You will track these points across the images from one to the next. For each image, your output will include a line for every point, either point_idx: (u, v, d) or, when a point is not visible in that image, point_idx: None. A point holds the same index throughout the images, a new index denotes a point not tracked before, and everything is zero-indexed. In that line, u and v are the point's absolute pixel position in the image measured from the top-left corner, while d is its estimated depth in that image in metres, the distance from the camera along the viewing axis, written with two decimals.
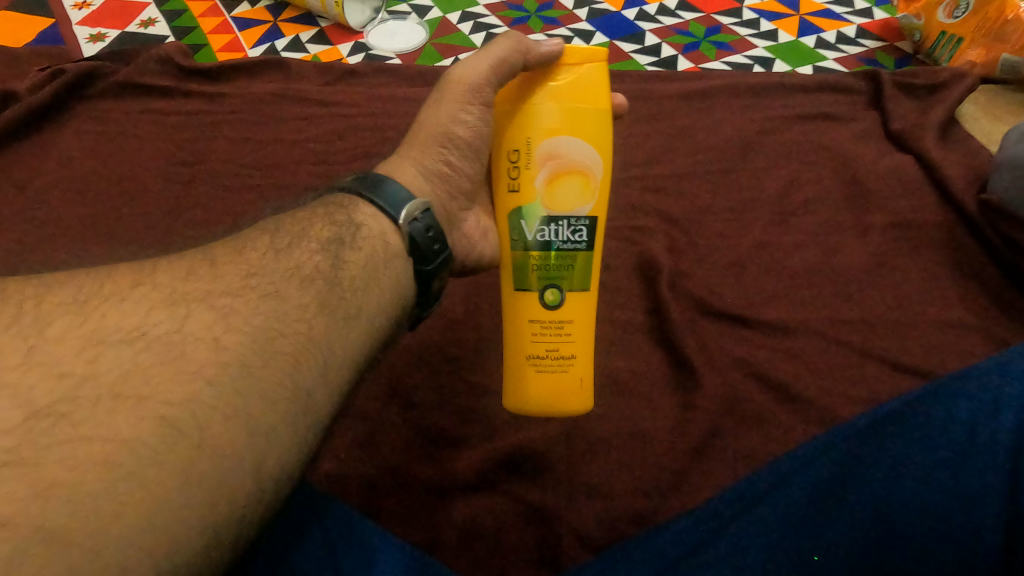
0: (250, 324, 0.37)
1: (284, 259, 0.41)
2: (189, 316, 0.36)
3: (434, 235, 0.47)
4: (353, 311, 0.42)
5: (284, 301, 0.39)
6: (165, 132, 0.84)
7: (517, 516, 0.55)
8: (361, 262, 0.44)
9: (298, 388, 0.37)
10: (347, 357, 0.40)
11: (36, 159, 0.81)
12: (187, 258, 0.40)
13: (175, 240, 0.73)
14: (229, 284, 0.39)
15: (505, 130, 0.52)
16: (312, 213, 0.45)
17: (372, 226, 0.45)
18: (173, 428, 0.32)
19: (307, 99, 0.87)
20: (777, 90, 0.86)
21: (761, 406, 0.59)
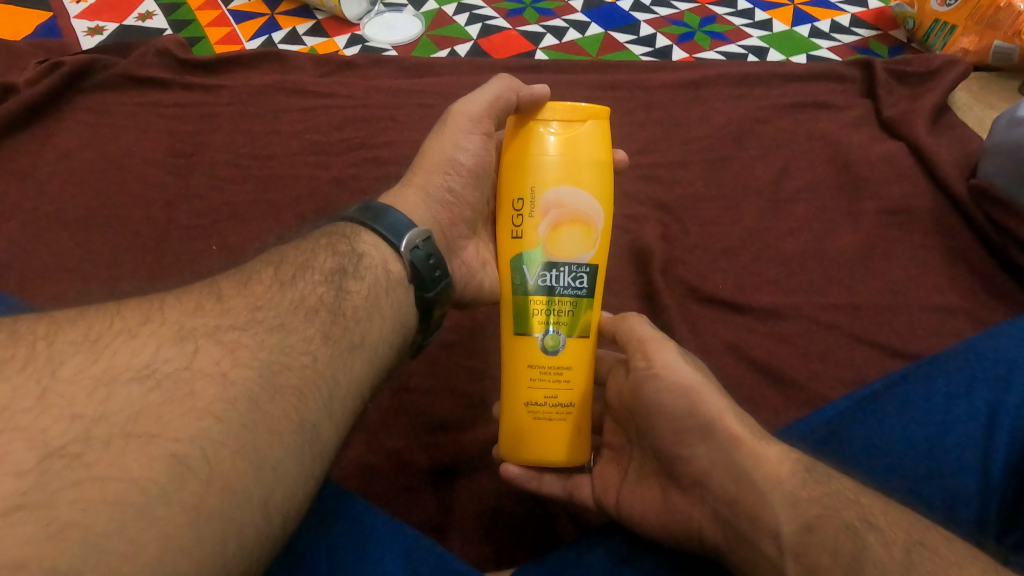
0: (257, 358, 0.36)
1: (288, 293, 0.41)
2: (198, 351, 0.34)
3: (435, 263, 0.47)
4: (357, 341, 0.42)
5: (290, 334, 0.38)
6: (164, 124, 0.84)
7: (513, 499, 0.56)
8: (365, 293, 0.44)
9: (303, 420, 0.36)
10: (351, 389, 0.40)
11: (36, 151, 0.82)
12: (193, 291, 0.39)
13: (177, 232, 0.74)
14: (236, 317, 0.38)
15: (506, 176, 0.51)
16: (316, 245, 0.45)
17: (374, 255, 0.46)
18: (180, 465, 0.30)
19: (304, 90, 0.87)
20: (771, 79, 0.86)
21: (751, 389, 0.61)
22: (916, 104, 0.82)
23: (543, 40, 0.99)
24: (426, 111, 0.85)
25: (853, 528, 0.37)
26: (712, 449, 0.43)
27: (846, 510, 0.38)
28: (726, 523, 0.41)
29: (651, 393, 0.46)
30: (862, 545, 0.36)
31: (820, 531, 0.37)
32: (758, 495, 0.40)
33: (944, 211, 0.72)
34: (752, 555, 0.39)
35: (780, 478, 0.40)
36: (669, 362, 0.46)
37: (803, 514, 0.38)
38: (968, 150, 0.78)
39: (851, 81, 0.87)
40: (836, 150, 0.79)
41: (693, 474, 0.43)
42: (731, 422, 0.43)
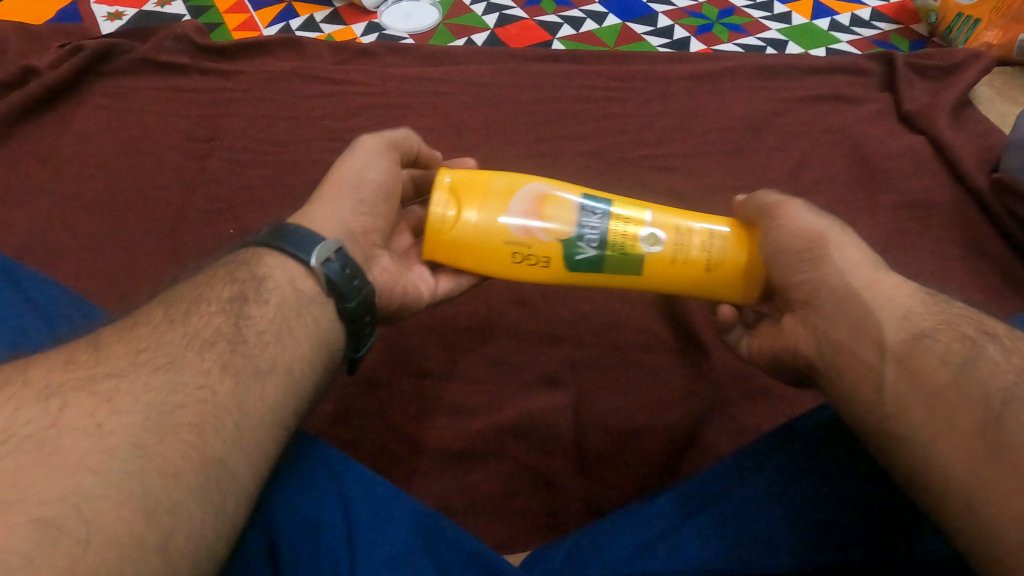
0: (140, 403, 0.33)
1: (178, 330, 0.38)
2: (66, 406, 0.32)
3: (352, 273, 0.44)
4: (265, 366, 0.39)
5: (181, 369, 0.36)
6: (181, 109, 0.85)
7: (527, 484, 0.56)
8: (270, 316, 0.41)
9: (205, 458, 0.33)
10: (265, 416, 0.37)
11: (54, 134, 0.82)
12: (68, 347, 0.36)
13: (194, 215, 0.75)
14: (114, 364, 0.35)
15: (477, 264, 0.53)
16: (213, 276, 0.42)
17: (280, 276, 0.43)
18: (49, 529, 0.27)
19: (320, 77, 0.88)
20: (790, 71, 0.86)
21: (767, 380, 0.61)
22: (937, 99, 0.82)
23: (560, 29, 0.99)
24: (444, 99, 0.85)
25: (970, 339, 0.39)
26: (823, 273, 0.45)
27: (961, 326, 0.40)
28: (824, 345, 0.44)
29: (773, 239, 0.49)
30: (978, 352, 0.38)
31: (930, 339, 0.39)
32: (868, 310, 0.42)
33: (965, 206, 0.72)
34: (855, 369, 0.42)
35: (896, 297, 0.42)
36: (792, 212, 0.48)
37: (915, 326, 0.41)
38: (990, 145, 0.77)
39: (871, 75, 0.86)
40: (855, 143, 0.78)
41: (803, 296, 0.46)
42: (850, 253, 0.46)
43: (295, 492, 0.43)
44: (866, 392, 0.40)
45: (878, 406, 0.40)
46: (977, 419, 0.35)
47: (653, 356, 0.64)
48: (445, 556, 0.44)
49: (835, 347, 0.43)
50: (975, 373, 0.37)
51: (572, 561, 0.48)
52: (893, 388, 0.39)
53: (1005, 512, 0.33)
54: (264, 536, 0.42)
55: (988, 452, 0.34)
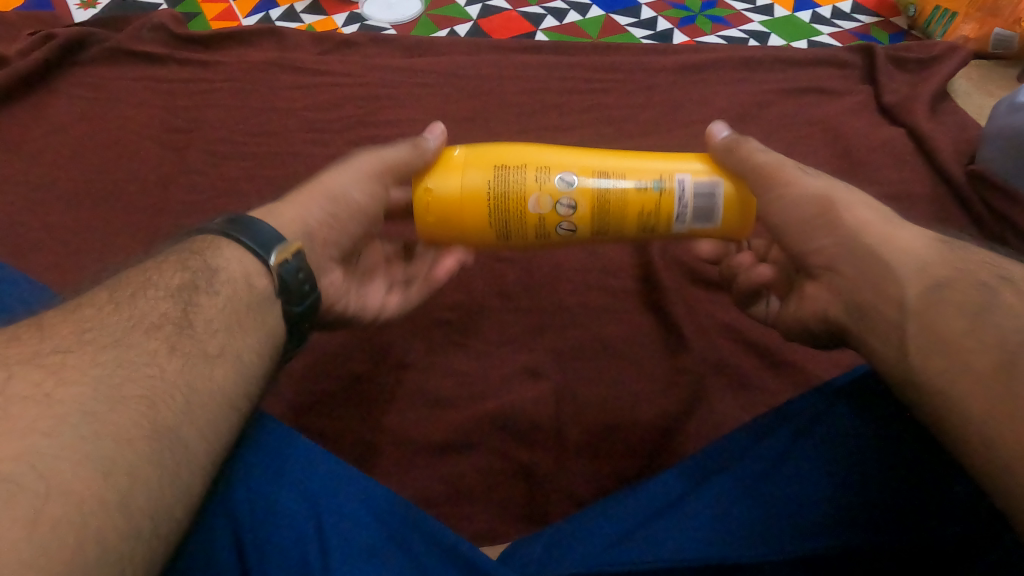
0: (88, 375, 0.32)
1: (126, 311, 0.37)
2: (13, 376, 0.31)
3: (305, 277, 0.43)
4: (214, 350, 0.38)
5: (129, 348, 0.35)
6: (158, 98, 0.84)
7: (507, 474, 0.56)
8: (220, 305, 0.40)
9: (156, 427, 0.33)
10: (215, 395, 0.36)
11: (27, 123, 0.81)
12: (10, 327, 0.35)
13: (172, 206, 0.74)
14: (59, 341, 0.34)
15: (476, 207, 0.52)
16: (164, 261, 0.41)
17: (234, 269, 0.41)
18: (5, 484, 0.27)
19: (302, 68, 0.87)
20: (771, 64, 0.86)
21: (746, 370, 0.62)
22: (916, 91, 0.82)
23: (544, 21, 0.98)
24: (426, 90, 0.84)
25: (988, 285, 0.37)
26: (840, 233, 0.43)
27: (979, 273, 0.39)
28: (851, 305, 0.42)
29: (776, 210, 0.47)
30: (992, 295, 0.37)
31: (948, 289, 0.38)
32: (886, 271, 0.40)
33: (942, 196, 0.73)
34: (875, 321, 0.40)
35: (914, 250, 0.41)
36: (791, 175, 0.47)
37: (933, 276, 0.39)
38: (967, 137, 0.78)
39: (851, 67, 0.87)
40: (835, 135, 0.79)
41: (824, 262, 0.44)
42: (860, 212, 0.44)
43: (255, 477, 0.42)
44: (888, 345, 0.39)
45: (895, 359, 0.39)
46: (993, 362, 0.34)
47: (634, 346, 0.64)
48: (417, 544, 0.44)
49: (861, 308, 0.41)
50: (991, 320, 0.36)
51: (550, 553, 0.48)
52: (913, 341, 0.38)
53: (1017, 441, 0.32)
54: (226, 521, 0.41)
55: (1004, 392, 0.33)
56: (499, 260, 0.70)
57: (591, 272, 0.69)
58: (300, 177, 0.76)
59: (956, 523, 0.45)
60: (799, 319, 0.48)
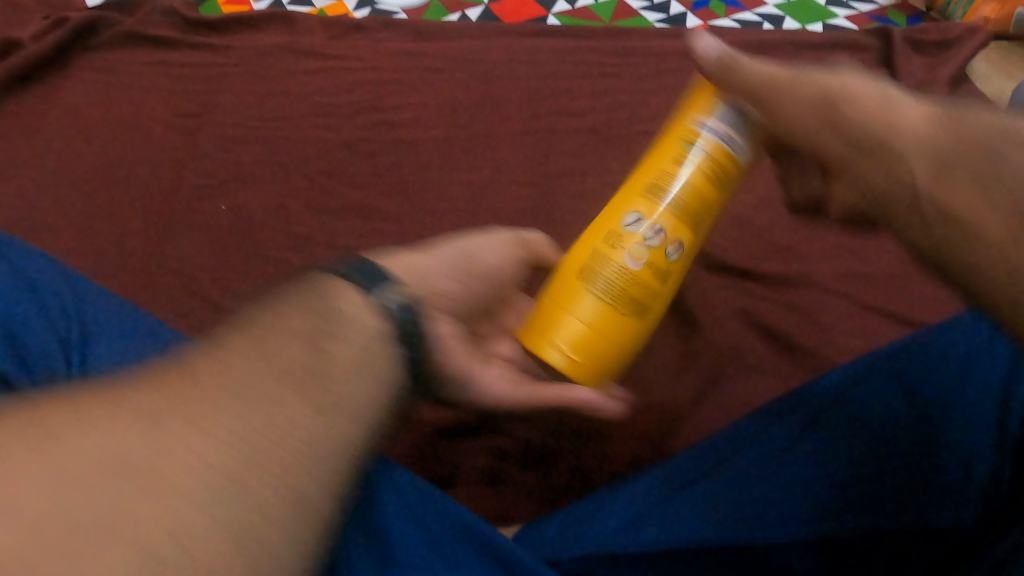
0: (212, 439, 0.28)
1: (250, 357, 0.31)
2: (127, 438, 0.27)
3: (415, 320, 0.37)
4: (345, 407, 0.32)
5: (254, 410, 0.29)
6: (169, 83, 0.84)
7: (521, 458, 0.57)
8: (354, 353, 0.34)
9: (296, 496, 0.29)
10: (350, 457, 0.31)
11: (39, 107, 0.81)
12: (88, 389, 0.29)
13: (185, 191, 0.74)
14: (178, 396, 0.29)
15: (590, 317, 0.46)
16: (282, 300, 0.35)
17: (354, 311, 0.35)
18: (144, 553, 0.24)
19: (312, 53, 0.86)
20: (786, 47, 0.85)
21: (760, 355, 0.62)
22: (933, 74, 0.81)
23: (556, 5, 0.98)
24: (437, 75, 0.84)
25: (991, 151, 0.35)
26: (843, 134, 0.41)
27: (971, 130, 0.36)
28: (868, 193, 0.41)
29: (784, 111, 0.43)
30: (964, 123, 0.37)
31: (952, 172, 0.36)
32: (891, 149, 0.39)
33: None
34: (897, 211, 0.39)
35: (912, 126, 0.38)
36: (788, 80, 0.43)
37: (937, 151, 0.37)
38: None
39: (868, 50, 0.85)
40: None
41: (834, 156, 0.42)
42: (858, 90, 0.41)
43: None
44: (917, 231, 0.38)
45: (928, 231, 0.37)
46: (1015, 219, 0.33)
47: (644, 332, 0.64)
48: (442, 534, 0.44)
49: (874, 202, 0.41)
50: (1005, 184, 0.34)
51: (562, 537, 0.49)
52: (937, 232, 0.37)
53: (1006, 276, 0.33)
54: None
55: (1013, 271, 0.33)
56: None
57: None
58: (313, 164, 0.77)
59: (969, 508, 0.45)
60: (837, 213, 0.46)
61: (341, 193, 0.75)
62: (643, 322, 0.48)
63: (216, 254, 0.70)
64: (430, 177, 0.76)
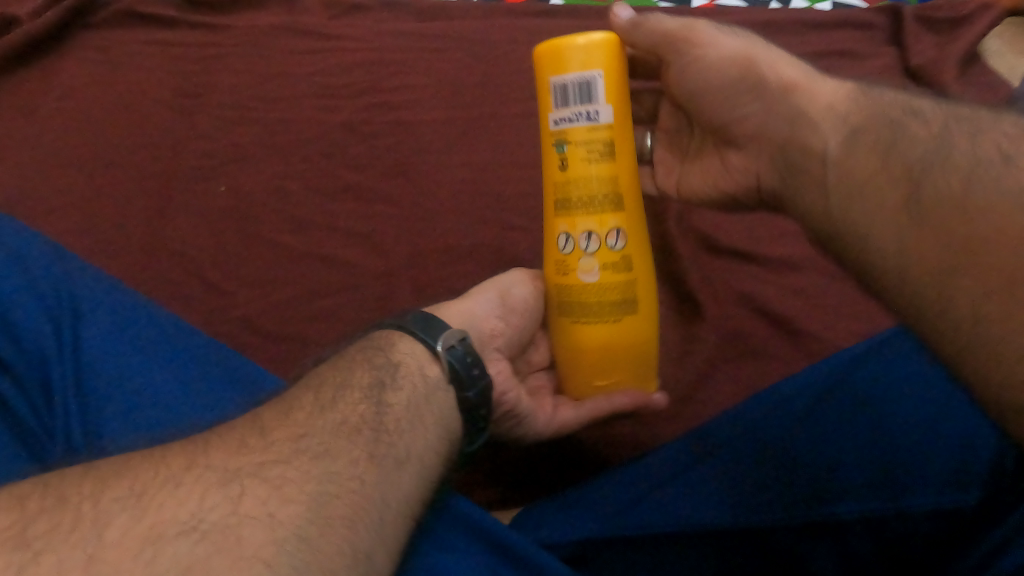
0: (303, 492, 0.36)
1: (330, 413, 0.40)
2: (243, 494, 0.34)
3: (473, 361, 0.45)
4: (403, 454, 0.40)
5: (334, 459, 0.38)
6: (168, 62, 0.83)
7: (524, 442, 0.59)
8: (404, 403, 0.42)
9: (355, 552, 0.35)
10: (402, 507, 0.39)
11: (39, 87, 0.81)
12: (237, 423, 0.39)
13: (184, 172, 0.74)
14: (279, 451, 0.37)
15: (584, 338, 0.50)
16: (352, 360, 0.44)
17: (410, 363, 0.44)
18: None
19: (312, 33, 0.85)
20: (794, 26, 0.84)
21: (762, 339, 0.62)
22: (944, 52, 0.80)
23: None
24: (438, 56, 0.83)
25: (895, 121, 0.42)
26: (766, 102, 0.46)
27: (889, 111, 0.42)
28: (784, 167, 0.46)
29: (696, 73, 0.49)
30: (900, 129, 0.41)
31: (862, 133, 0.42)
32: (812, 126, 0.44)
33: None
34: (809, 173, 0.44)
35: (828, 98, 0.44)
36: (710, 39, 0.48)
37: (850, 124, 0.42)
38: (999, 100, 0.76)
39: (877, 29, 0.83)
40: None
41: (749, 131, 0.47)
42: (781, 69, 0.46)
43: None
44: (860, 207, 0.40)
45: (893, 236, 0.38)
46: (902, 194, 0.39)
47: None
48: (443, 522, 0.45)
49: (792, 167, 0.45)
50: (901, 154, 0.40)
51: (560, 517, 0.49)
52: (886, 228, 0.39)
53: (933, 259, 0.37)
54: None
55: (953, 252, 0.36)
56: (510, 229, 0.70)
57: None
58: (313, 144, 0.76)
59: (975, 490, 0.44)
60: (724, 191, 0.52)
61: (340, 176, 0.74)
62: (634, 314, 0.50)
63: (218, 238, 0.70)
64: (429, 159, 0.75)
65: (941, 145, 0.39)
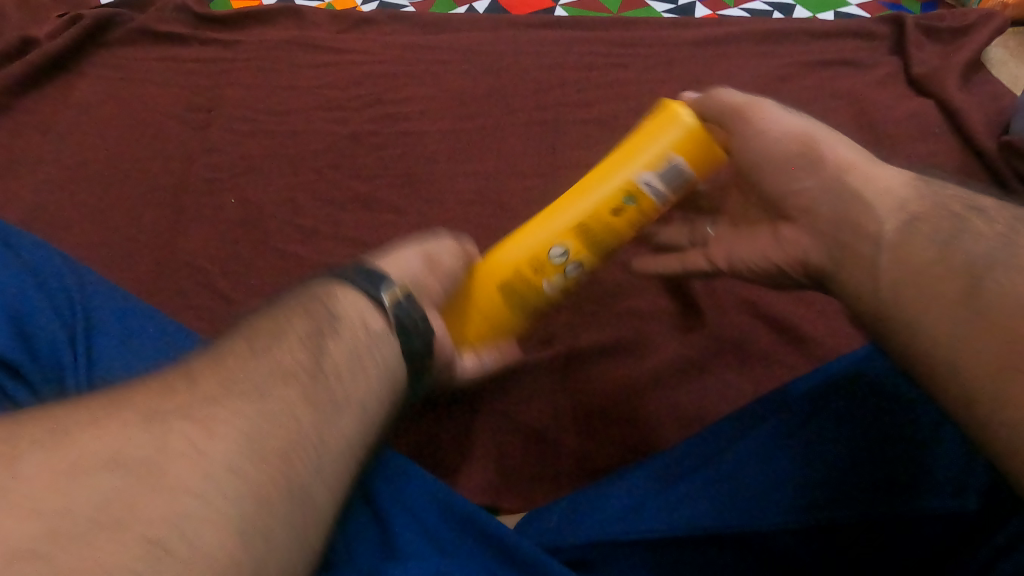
0: (233, 428, 0.31)
1: (262, 358, 0.36)
2: (170, 432, 0.30)
3: (420, 313, 0.42)
4: (344, 399, 0.36)
5: (267, 400, 0.33)
6: (182, 77, 0.85)
7: (521, 442, 0.58)
8: (345, 350, 0.38)
9: (292, 488, 0.31)
10: (346, 452, 0.35)
11: (57, 103, 0.83)
12: (168, 372, 0.35)
13: (197, 184, 0.76)
14: (207, 392, 0.33)
15: (500, 314, 0.55)
16: (290, 309, 0.39)
17: (353, 312, 0.40)
18: (156, 549, 0.26)
19: (321, 47, 0.87)
20: (796, 36, 0.85)
21: (766, 345, 0.62)
22: (947, 61, 0.80)
23: None
24: (445, 67, 0.84)
25: (960, 217, 0.39)
26: (825, 177, 0.43)
27: (952, 206, 0.41)
28: (834, 249, 0.42)
29: (752, 146, 0.46)
30: (964, 224, 0.39)
31: (920, 223, 0.39)
32: (868, 207, 0.41)
33: (972, 168, 0.72)
34: (857, 253, 0.40)
35: (892, 186, 0.42)
36: (771, 115, 0.46)
37: (909, 211, 0.40)
38: (1001, 107, 0.76)
39: (879, 40, 0.84)
40: (861, 107, 0.77)
41: (802, 205, 0.44)
42: (842, 153, 0.44)
43: None
44: (910, 296, 0.37)
45: (944, 349, 0.35)
46: (964, 286, 0.36)
47: (649, 322, 0.64)
48: (431, 512, 0.44)
49: (841, 232, 0.41)
50: (961, 247, 0.38)
51: (565, 520, 0.50)
52: (934, 326, 0.36)
53: (982, 367, 0.34)
54: None
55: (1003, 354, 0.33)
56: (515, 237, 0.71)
57: None
58: (321, 156, 0.78)
59: (972, 495, 0.45)
60: (769, 261, 0.47)
61: (348, 186, 0.75)
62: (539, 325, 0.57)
63: (229, 247, 0.71)
64: (436, 169, 0.76)
65: (1008, 245, 0.37)
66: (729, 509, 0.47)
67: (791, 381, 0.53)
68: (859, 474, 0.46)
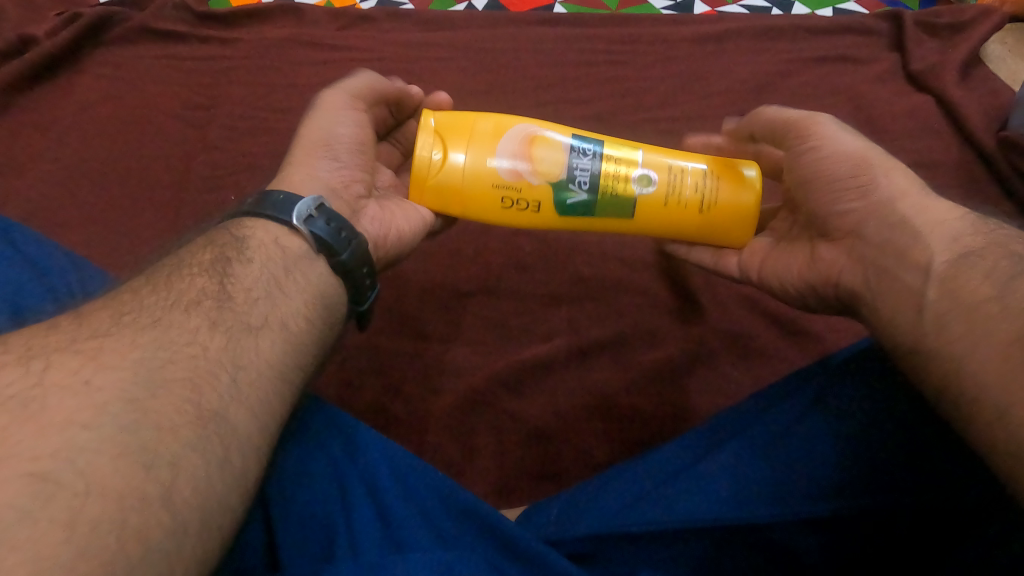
0: (127, 359, 0.34)
1: (166, 289, 0.39)
2: (49, 366, 0.32)
3: (338, 227, 0.44)
4: (257, 323, 0.39)
5: (169, 328, 0.36)
6: (181, 75, 0.85)
7: (521, 437, 0.58)
8: (256, 274, 0.41)
9: (201, 411, 0.34)
10: (266, 373, 0.38)
11: (55, 101, 0.83)
12: (53, 315, 0.37)
13: (196, 182, 0.76)
14: (98, 326, 0.35)
15: None
16: (194, 244, 0.43)
17: (261, 236, 0.44)
18: (46, 483, 0.28)
19: (320, 44, 0.87)
20: (795, 32, 0.85)
21: (765, 341, 0.62)
22: (946, 57, 0.80)
23: None
24: (443, 64, 0.84)
25: (1020, 256, 0.39)
26: (873, 201, 0.46)
27: (1015, 243, 0.40)
28: (870, 273, 0.45)
29: (810, 164, 0.50)
30: (1022, 263, 0.38)
31: (977, 257, 0.40)
32: (914, 236, 0.43)
33: (970, 164, 0.72)
34: (897, 291, 0.43)
35: (945, 219, 0.43)
36: (830, 131, 0.49)
37: (963, 246, 0.41)
38: (999, 103, 0.76)
39: (877, 36, 0.85)
40: (860, 104, 0.78)
41: (847, 226, 0.47)
42: (896, 178, 0.46)
43: (312, 462, 0.45)
44: (953, 329, 0.38)
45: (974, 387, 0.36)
46: (1015, 329, 0.36)
47: (649, 318, 0.64)
48: (427, 499, 0.44)
49: (882, 253, 0.44)
50: (1020, 287, 0.37)
51: (568, 513, 0.50)
52: (971, 362, 0.37)
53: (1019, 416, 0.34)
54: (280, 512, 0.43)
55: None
56: (515, 233, 0.71)
57: (608, 243, 0.69)
58: None
59: (978, 485, 0.45)
60: (802, 278, 0.51)
61: None
62: None
63: None
64: None
65: None
66: (732, 499, 0.47)
67: (794, 374, 0.53)
68: (863, 469, 0.46)
